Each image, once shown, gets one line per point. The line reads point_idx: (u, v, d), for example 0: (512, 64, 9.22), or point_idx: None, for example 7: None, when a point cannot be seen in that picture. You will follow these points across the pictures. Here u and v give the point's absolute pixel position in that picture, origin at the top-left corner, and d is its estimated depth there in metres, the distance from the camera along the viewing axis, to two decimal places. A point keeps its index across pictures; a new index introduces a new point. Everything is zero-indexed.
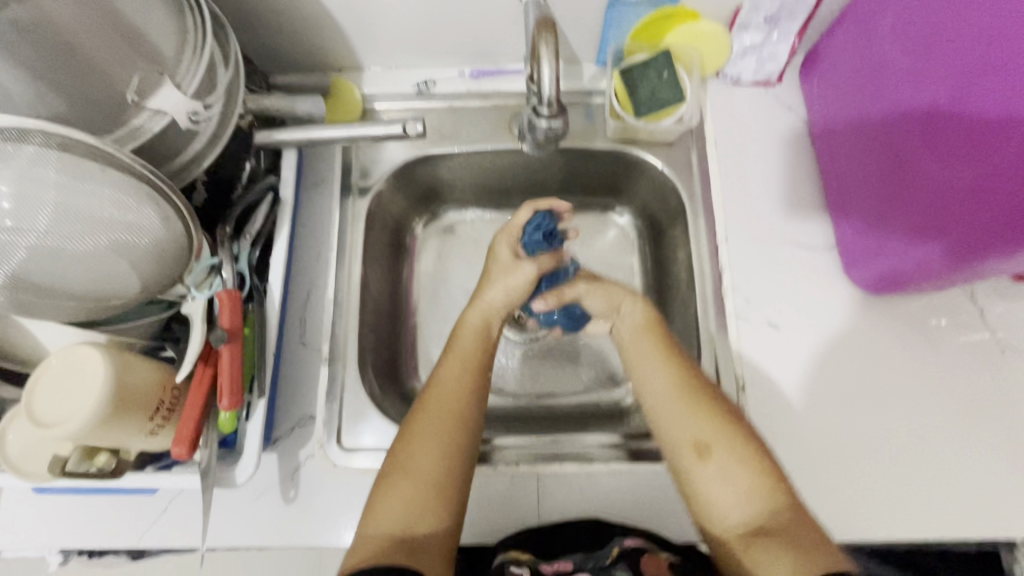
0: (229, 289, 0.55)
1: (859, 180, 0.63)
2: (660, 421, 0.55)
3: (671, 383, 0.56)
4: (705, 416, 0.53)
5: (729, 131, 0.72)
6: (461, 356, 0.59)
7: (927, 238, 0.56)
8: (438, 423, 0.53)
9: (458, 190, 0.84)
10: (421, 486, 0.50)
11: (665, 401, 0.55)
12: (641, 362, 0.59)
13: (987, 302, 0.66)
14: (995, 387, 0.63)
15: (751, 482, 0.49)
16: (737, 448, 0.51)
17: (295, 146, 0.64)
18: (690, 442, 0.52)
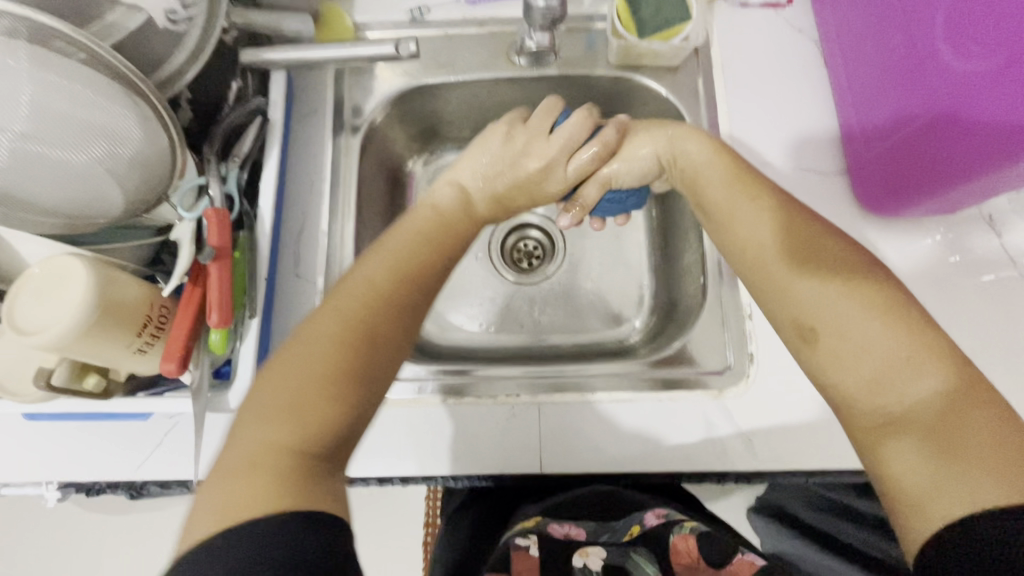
0: (216, 207, 0.53)
1: (880, 75, 0.60)
2: (780, 294, 0.48)
3: (780, 239, 0.49)
4: (842, 292, 0.44)
5: (735, 54, 0.69)
6: (369, 272, 0.51)
7: (962, 138, 0.53)
8: (330, 332, 0.47)
9: (456, 127, 0.81)
10: (308, 376, 0.44)
11: (779, 271, 0.48)
12: (750, 227, 0.51)
13: (1005, 226, 0.63)
14: (1010, 311, 0.61)
15: (907, 371, 0.41)
16: (889, 314, 0.43)
17: (282, 67, 0.62)
18: (819, 318, 0.45)
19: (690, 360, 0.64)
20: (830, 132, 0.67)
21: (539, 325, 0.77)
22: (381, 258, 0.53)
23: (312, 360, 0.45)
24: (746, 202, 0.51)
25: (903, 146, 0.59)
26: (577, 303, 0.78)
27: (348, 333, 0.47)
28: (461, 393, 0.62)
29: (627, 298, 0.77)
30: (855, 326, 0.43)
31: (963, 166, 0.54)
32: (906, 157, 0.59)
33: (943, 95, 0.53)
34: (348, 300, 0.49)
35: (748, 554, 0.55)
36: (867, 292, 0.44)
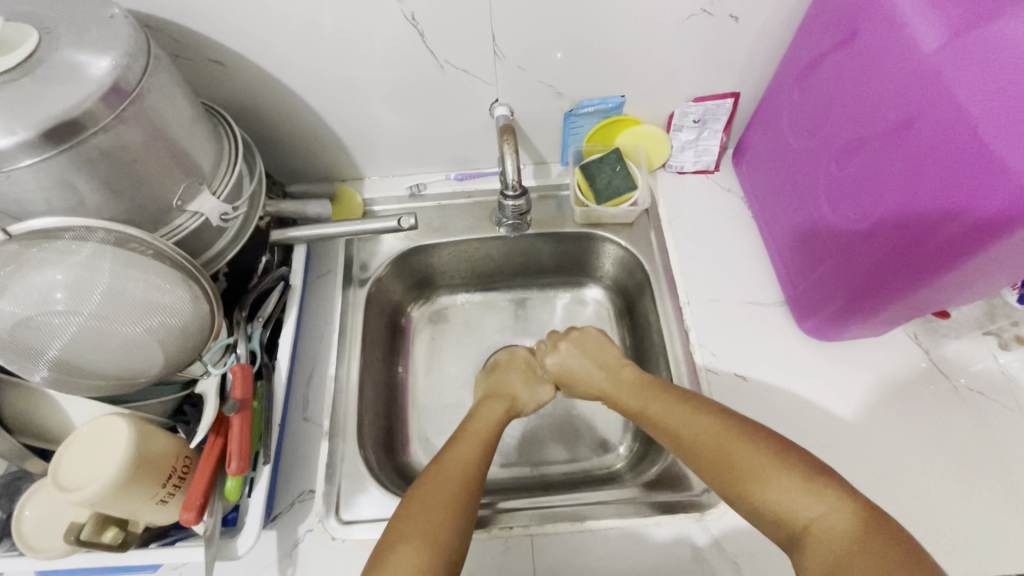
0: (242, 363, 0.61)
1: (788, 237, 0.74)
2: (700, 457, 0.55)
3: (692, 412, 0.57)
4: (741, 444, 0.52)
5: (678, 212, 0.84)
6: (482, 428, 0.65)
7: (860, 281, 0.64)
8: (456, 462, 0.59)
9: (449, 276, 0.93)
10: (433, 508, 0.53)
11: (698, 433, 0.55)
12: (671, 408, 0.59)
13: (929, 344, 0.73)
14: (952, 420, 0.68)
15: (806, 497, 0.47)
16: (766, 459, 0.50)
17: (304, 241, 0.74)
18: (733, 467, 0.52)
19: (673, 483, 0.68)
20: (765, 272, 0.79)
21: (530, 454, 0.82)
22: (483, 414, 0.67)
23: (445, 478, 0.56)
24: (660, 395, 0.61)
25: (832, 284, 0.67)
26: (565, 431, 0.83)
27: (473, 465, 0.59)
28: (479, 525, 0.65)
29: (609, 424, 0.83)
30: (763, 468, 0.50)
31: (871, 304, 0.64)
32: (839, 294, 0.67)
33: (837, 248, 0.66)
34: (465, 443, 0.62)
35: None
36: (751, 444, 0.52)
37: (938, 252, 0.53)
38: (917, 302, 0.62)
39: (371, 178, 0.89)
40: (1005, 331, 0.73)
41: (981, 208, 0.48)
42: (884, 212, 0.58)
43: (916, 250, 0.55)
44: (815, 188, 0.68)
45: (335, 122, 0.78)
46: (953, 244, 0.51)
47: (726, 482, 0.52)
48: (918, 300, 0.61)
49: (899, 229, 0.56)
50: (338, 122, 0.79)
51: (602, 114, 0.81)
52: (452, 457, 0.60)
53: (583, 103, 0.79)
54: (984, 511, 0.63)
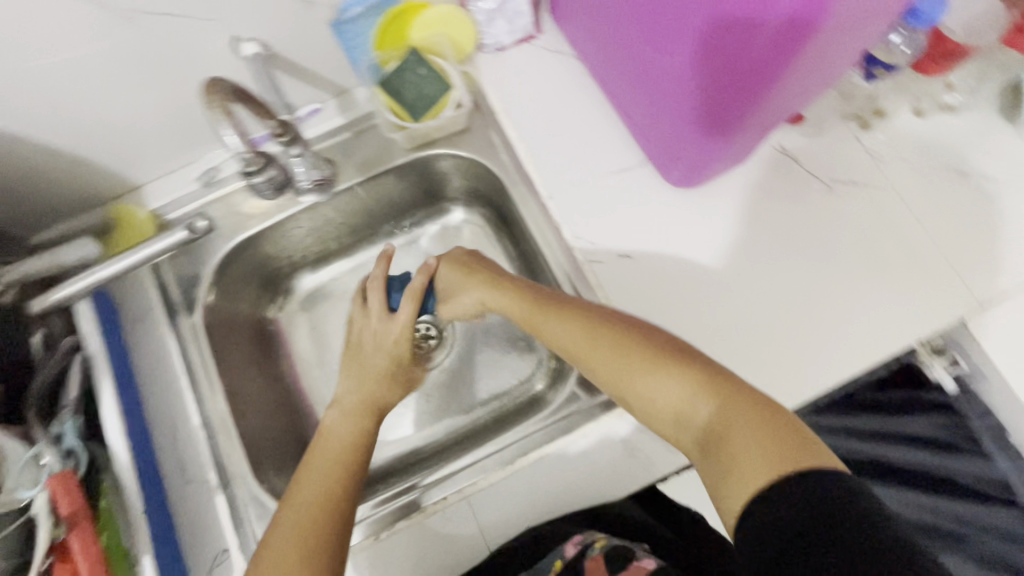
0: (59, 472, 0.50)
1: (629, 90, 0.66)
2: (595, 371, 0.50)
3: (575, 325, 0.52)
4: (631, 352, 0.48)
5: (511, 96, 0.73)
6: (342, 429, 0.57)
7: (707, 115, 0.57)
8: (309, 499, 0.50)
9: (298, 256, 0.81)
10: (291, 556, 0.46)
11: (586, 352, 0.51)
12: (549, 325, 0.54)
13: (797, 150, 0.69)
14: (837, 219, 0.66)
15: (706, 400, 0.44)
16: (641, 363, 0.47)
17: (84, 295, 0.60)
18: (623, 379, 0.48)
19: (592, 387, 0.65)
20: (619, 134, 0.71)
21: (454, 407, 0.77)
22: (340, 421, 0.58)
23: (293, 523, 0.49)
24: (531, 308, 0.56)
25: (677, 140, 0.63)
26: (481, 371, 0.78)
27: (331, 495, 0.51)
28: (410, 510, 0.61)
29: (522, 345, 0.78)
30: (633, 374, 0.47)
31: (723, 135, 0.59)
32: (686, 150, 0.63)
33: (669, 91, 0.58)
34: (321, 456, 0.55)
35: (643, 558, 0.52)
36: (626, 351, 0.48)
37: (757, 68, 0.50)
38: (755, 121, 0.60)
39: (148, 183, 0.72)
40: (864, 109, 0.69)
41: (780, 8, 0.44)
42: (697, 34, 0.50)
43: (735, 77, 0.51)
44: (630, 26, 0.59)
45: (51, 134, 0.60)
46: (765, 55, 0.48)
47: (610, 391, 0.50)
48: (759, 116, 0.59)
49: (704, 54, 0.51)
50: (52, 133, 0.60)
51: (376, 9, 0.66)
52: (298, 493, 0.51)
53: (344, 4, 0.64)
54: (883, 297, 0.63)
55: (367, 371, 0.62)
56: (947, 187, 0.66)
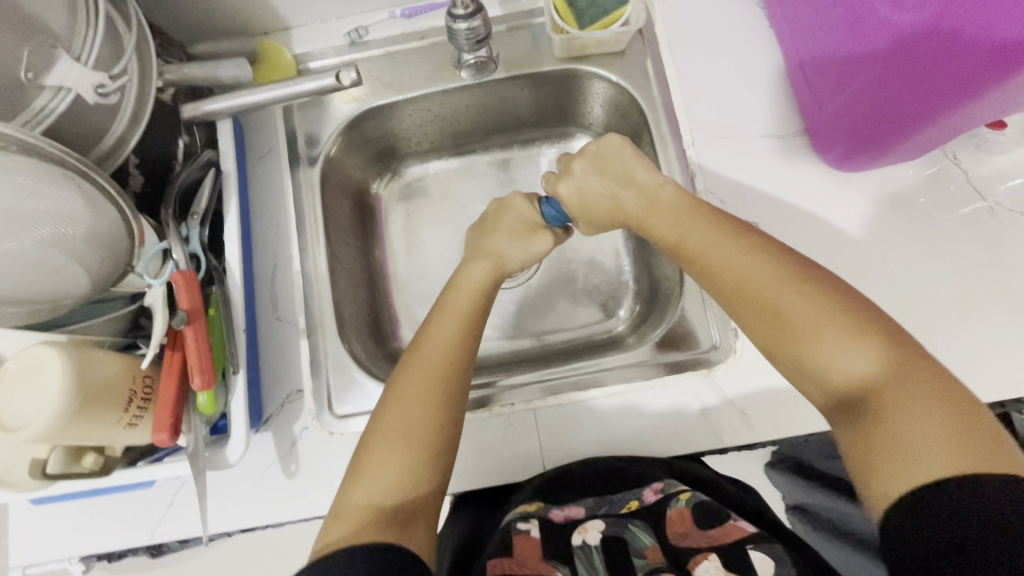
0: (183, 270, 0.53)
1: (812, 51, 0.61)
2: (777, 312, 0.48)
3: (770, 268, 0.49)
4: (829, 308, 0.45)
5: (679, 30, 0.69)
6: (451, 323, 0.56)
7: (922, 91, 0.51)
8: (405, 417, 0.49)
9: (414, 141, 0.81)
10: (408, 420, 0.49)
11: (772, 290, 0.48)
12: (724, 253, 0.52)
13: (970, 165, 0.63)
14: (991, 249, 0.61)
15: (905, 390, 0.41)
16: (838, 321, 0.45)
17: (227, 116, 0.61)
18: (807, 332, 0.45)
19: (679, 343, 0.64)
20: (781, 98, 0.67)
21: (525, 327, 0.78)
22: (435, 335, 0.55)
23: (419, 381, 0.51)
24: (706, 230, 0.54)
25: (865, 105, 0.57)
26: (560, 301, 0.78)
27: (433, 417, 0.49)
28: (475, 407, 0.63)
29: (608, 288, 0.78)
30: (820, 325, 0.45)
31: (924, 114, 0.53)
32: (862, 122, 0.58)
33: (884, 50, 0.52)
34: (449, 319, 0.57)
35: (739, 520, 0.50)
36: (827, 304, 0.46)
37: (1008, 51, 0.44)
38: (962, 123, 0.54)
39: (298, 27, 0.72)
40: None
41: None
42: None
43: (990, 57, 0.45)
44: None
45: None
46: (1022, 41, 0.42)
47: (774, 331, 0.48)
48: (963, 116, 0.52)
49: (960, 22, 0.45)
50: None
51: None
52: (432, 350, 0.54)
53: None
54: (1016, 341, 0.58)
55: (462, 301, 0.59)
56: None
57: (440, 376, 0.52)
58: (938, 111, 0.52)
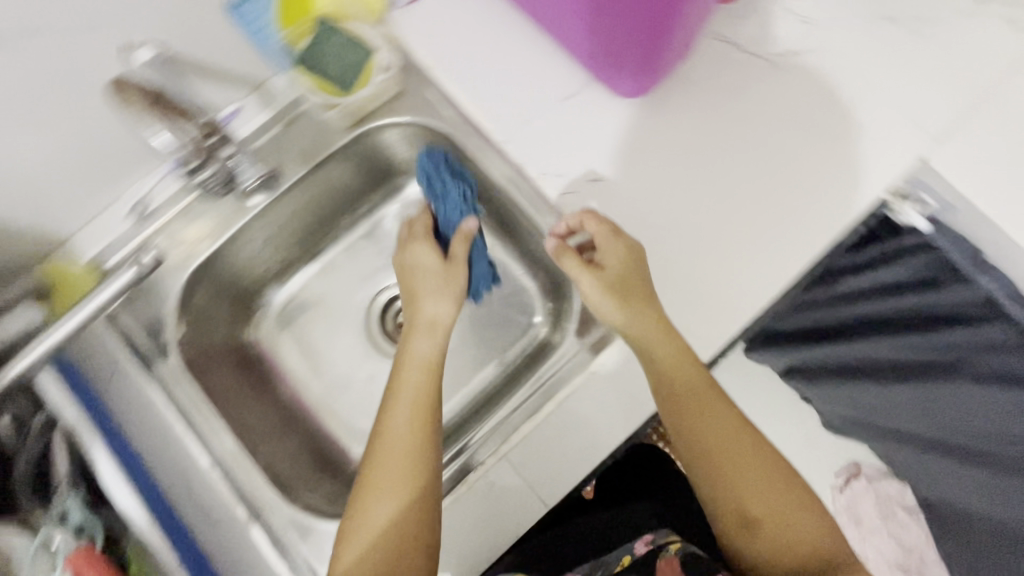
0: (76, 549, 0.47)
1: (555, 12, 0.63)
2: (717, 477, 0.58)
3: (717, 430, 0.59)
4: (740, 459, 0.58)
5: (439, 46, 0.68)
6: (405, 420, 0.55)
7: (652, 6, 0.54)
8: (393, 496, 0.52)
9: (260, 271, 0.76)
10: (394, 503, 0.52)
11: (716, 451, 0.59)
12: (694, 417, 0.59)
13: (734, 34, 0.68)
14: (785, 93, 0.67)
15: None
16: (772, 484, 0.58)
17: (42, 365, 0.55)
18: (749, 495, 0.57)
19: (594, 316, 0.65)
20: (560, 56, 0.68)
21: (463, 378, 0.76)
22: (393, 425, 0.55)
23: (393, 467, 0.53)
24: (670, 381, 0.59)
25: (619, 40, 0.59)
26: (480, 336, 0.78)
27: (413, 494, 0.52)
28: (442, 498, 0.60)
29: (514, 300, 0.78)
30: (746, 482, 0.58)
31: (668, 23, 0.56)
32: (629, 54, 0.60)
33: None
34: (405, 393, 0.57)
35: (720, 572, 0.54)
36: (741, 448, 0.59)
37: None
38: (699, 1, 0.57)
39: (75, 233, 0.66)
40: None
41: None
42: None
43: None
44: None
45: None
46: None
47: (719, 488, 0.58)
48: (696, 4, 0.56)
49: None
50: None
51: None
52: (391, 436, 0.55)
53: None
54: (845, 156, 0.64)
55: (410, 384, 0.57)
56: (880, 36, 0.68)
57: (411, 459, 0.53)
58: (676, 16, 0.56)
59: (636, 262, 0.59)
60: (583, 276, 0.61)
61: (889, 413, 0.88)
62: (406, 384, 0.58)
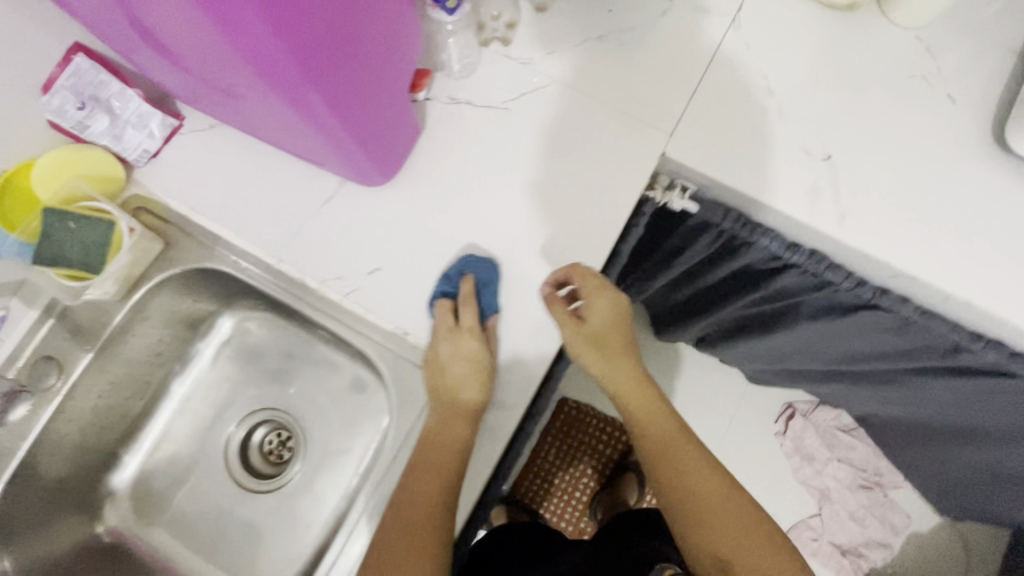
0: None
1: (267, 133, 0.62)
2: (682, 491, 0.64)
3: (690, 456, 0.65)
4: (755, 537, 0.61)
5: (188, 190, 0.69)
6: (439, 389, 0.65)
7: (329, 120, 0.53)
8: (426, 489, 0.59)
9: (90, 458, 0.75)
10: (427, 487, 0.59)
11: (688, 476, 0.64)
12: (677, 447, 0.66)
13: (465, 96, 0.72)
14: (524, 137, 0.71)
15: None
16: (741, 520, 0.61)
17: None
18: (711, 517, 0.62)
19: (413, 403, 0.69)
20: (300, 161, 0.69)
21: (329, 491, 0.78)
22: (440, 392, 0.65)
23: (444, 431, 0.62)
24: (648, 402, 0.68)
25: (325, 149, 0.59)
26: (334, 444, 0.80)
27: (434, 481, 0.60)
28: None
29: (356, 398, 0.79)
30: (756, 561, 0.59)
31: (359, 123, 0.56)
32: (346, 156, 0.60)
33: (279, 115, 0.53)
34: (438, 407, 0.64)
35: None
36: (764, 541, 0.61)
37: (335, 36, 0.46)
38: (390, 78, 0.58)
39: None
40: (497, 29, 0.73)
41: None
42: (256, 66, 0.44)
43: (322, 77, 0.47)
44: (195, 73, 0.50)
45: None
46: (331, 26, 0.45)
47: (679, 500, 0.64)
48: (376, 93, 0.56)
49: (278, 75, 0.45)
50: None
51: None
52: (435, 421, 0.63)
53: None
54: (592, 182, 0.69)
55: (445, 402, 0.64)
56: (590, 53, 0.72)
57: (455, 446, 0.61)
58: (361, 115, 0.55)
59: (618, 314, 0.67)
60: (568, 329, 0.64)
61: (795, 354, 1.03)
62: (439, 420, 0.63)
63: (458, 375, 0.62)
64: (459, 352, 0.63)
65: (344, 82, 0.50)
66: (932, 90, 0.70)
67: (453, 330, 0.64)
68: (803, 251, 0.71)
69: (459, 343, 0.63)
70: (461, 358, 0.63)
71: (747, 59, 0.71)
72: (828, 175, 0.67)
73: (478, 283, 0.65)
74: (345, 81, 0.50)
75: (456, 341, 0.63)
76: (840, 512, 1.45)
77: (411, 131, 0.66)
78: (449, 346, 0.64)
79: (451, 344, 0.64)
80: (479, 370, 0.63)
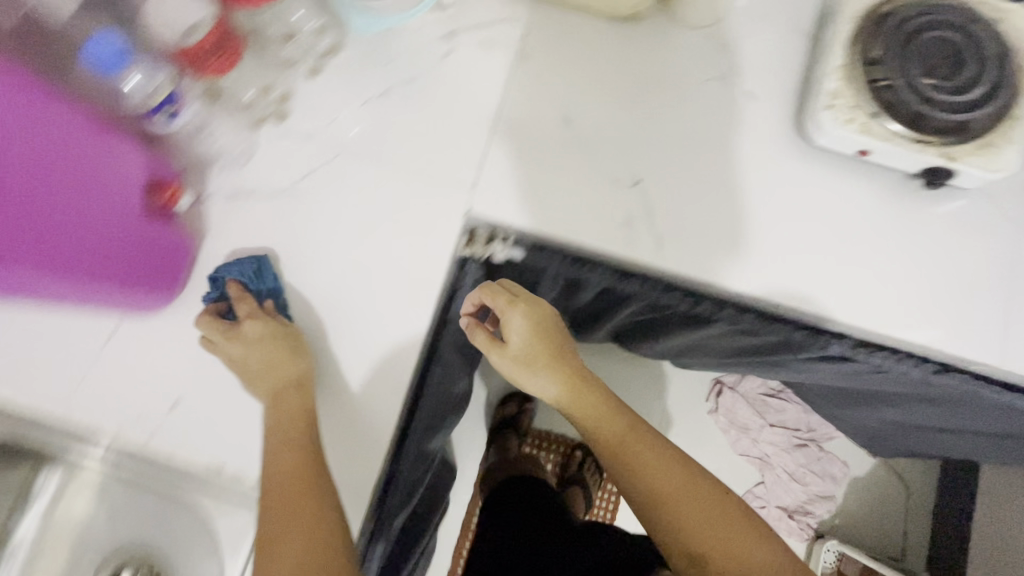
0: None
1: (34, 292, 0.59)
2: (635, 473, 0.63)
3: (631, 434, 0.65)
4: (715, 508, 0.60)
5: None
6: (263, 394, 0.59)
7: (75, 280, 0.53)
8: (279, 506, 0.54)
9: None
10: (283, 505, 0.54)
11: (635, 455, 0.63)
12: (612, 430, 0.65)
13: (244, 187, 0.65)
14: (318, 222, 0.65)
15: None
16: (694, 487, 0.61)
17: None
18: (674, 493, 0.61)
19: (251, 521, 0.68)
20: None
21: None
22: (268, 405, 0.59)
23: (274, 445, 0.56)
24: (570, 398, 0.67)
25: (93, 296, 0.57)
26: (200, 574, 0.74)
27: (295, 480, 0.55)
28: None
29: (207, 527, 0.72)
30: (720, 528, 0.59)
31: (116, 270, 0.56)
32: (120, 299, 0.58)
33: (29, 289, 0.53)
34: (273, 429, 0.57)
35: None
36: (722, 503, 0.61)
37: (92, 255, 0.53)
38: (134, 217, 0.56)
39: None
40: (269, 105, 0.66)
41: None
42: None
43: (36, 262, 0.48)
44: None
45: None
46: (82, 250, 0.52)
47: (639, 484, 0.62)
48: (124, 236, 0.55)
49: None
50: None
51: None
52: (272, 422, 0.58)
53: None
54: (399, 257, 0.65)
55: (270, 414, 0.58)
56: (375, 114, 0.66)
57: (291, 445, 0.57)
58: (115, 263, 0.55)
59: (543, 332, 0.67)
60: (493, 352, 0.67)
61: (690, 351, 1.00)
62: (270, 433, 0.58)
63: (250, 363, 0.59)
64: (252, 343, 0.59)
65: (69, 250, 0.50)
66: (731, 90, 0.67)
67: (227, 327, 0.60)
68: (634, 279, 0.67)
69: (240, 335, 0.59)
70: (249, 347, 0.59)
71: (539, 91, 0.67)
72: (639, 203, 0.65)
73: (242, 281, 0.61)
74: (70, 248, 0.50)
75: (236, 329, 0.60)
76: (781, 475, 1.47)
77: (179, 246, 0.60)
78: (230, 344, 0.60)
79: (231, 346, 0.60)
80: (271, 357, 0.59)
